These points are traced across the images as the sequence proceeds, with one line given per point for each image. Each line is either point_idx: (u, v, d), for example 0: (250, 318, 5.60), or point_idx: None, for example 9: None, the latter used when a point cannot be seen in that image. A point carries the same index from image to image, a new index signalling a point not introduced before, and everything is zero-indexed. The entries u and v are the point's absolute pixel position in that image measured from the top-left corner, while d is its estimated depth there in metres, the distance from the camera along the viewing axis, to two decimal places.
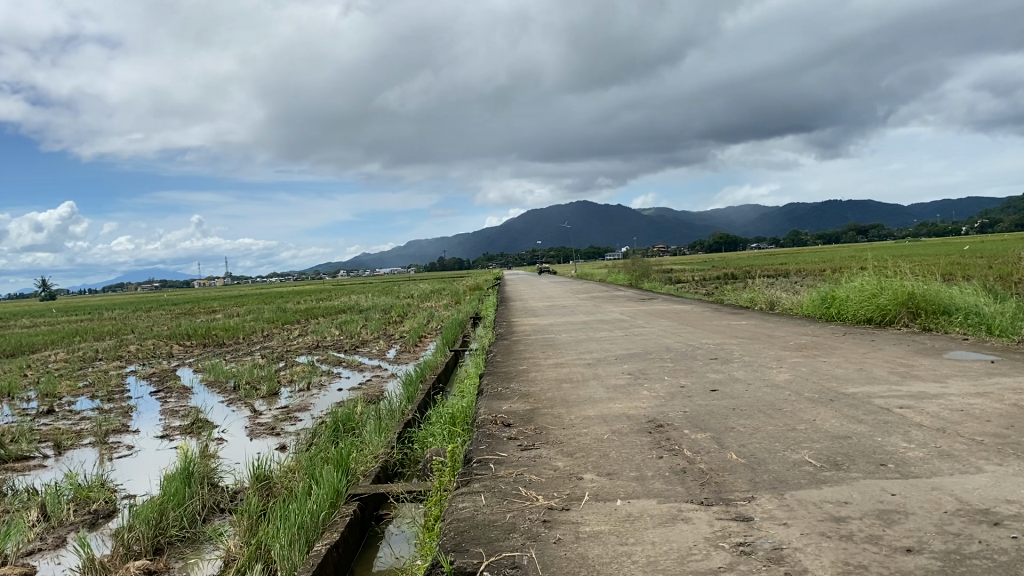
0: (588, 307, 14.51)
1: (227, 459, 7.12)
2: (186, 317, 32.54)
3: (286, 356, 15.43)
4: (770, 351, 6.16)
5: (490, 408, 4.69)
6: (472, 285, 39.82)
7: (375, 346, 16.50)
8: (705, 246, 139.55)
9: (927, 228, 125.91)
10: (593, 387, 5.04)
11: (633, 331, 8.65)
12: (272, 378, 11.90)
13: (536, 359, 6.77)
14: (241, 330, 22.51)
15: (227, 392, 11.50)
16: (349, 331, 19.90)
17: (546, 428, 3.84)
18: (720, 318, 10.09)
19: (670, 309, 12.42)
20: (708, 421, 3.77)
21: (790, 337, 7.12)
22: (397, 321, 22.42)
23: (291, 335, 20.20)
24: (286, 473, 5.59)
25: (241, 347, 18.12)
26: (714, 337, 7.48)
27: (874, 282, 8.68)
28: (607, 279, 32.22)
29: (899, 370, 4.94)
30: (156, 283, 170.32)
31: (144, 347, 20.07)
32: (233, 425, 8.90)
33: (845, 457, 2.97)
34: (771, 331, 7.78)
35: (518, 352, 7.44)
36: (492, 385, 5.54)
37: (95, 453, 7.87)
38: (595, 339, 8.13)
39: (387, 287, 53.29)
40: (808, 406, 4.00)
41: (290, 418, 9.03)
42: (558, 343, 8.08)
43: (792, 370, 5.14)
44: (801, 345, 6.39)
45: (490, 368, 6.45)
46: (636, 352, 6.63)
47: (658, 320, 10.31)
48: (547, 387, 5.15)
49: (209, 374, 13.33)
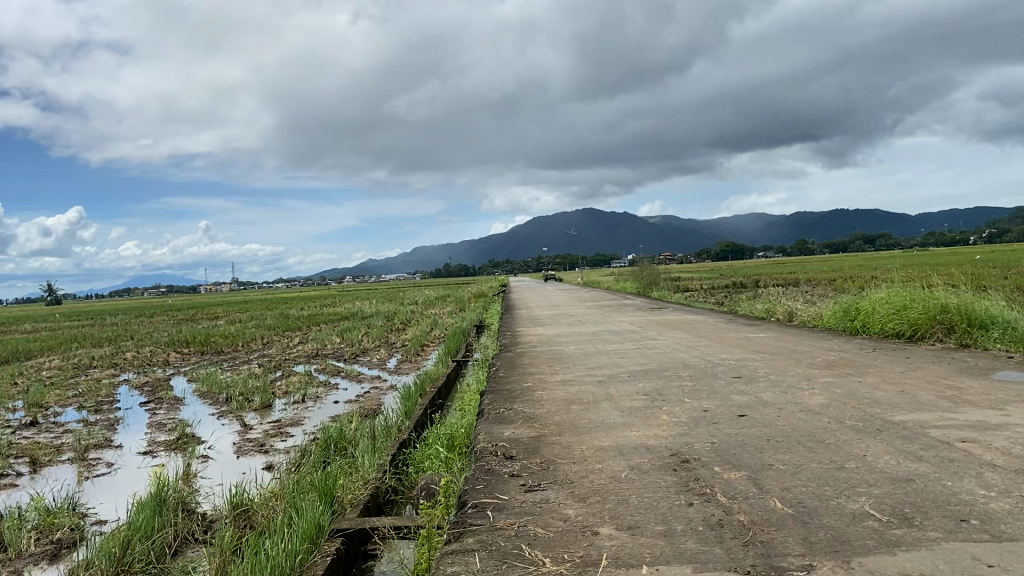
0: (595, 317, 13.95)
1: (209, 481, 6.64)
2: (187, 324, 32.13)
3: (283, 366, 14.95)
4: (797, 369, 5.63)
5: (490, 433, 4.19)
6: (478, 292, 39.35)
7: (376, 355, 16.01)
8: (711, 255, 138.99)
9: (936, 236, 124.99)
10: (606, 410, 4.54)
11: (645, 344, 8.11)
12: (266, 390, 11.45)
13: (541, 374, 6.26)
14: (241, 337, 22.08)
15: (219, 404, 11.03)
16: (350, 338, 19.43)
17: (553, 462, 3.35)
18: (736, 330, 9.54)
19: (682, 320, 11.86)
20: (741, 455, 3.26)
21: (816, 352, 6.58)
22: (399, 329, 21.92)
23: (290, 343, 19.77)
24: (267, 502, 5.09)
25: (238, 355, 17.67)
26: (733, 352, 6.94)
27: (901, 293, 8.13)
28: (615, 287, 31.70)
29: (948, 393, 4.41)
30: (161, 289, 170.87)
31: (141, 354, 19.66)
32: (221, 442, 8.41)
33: (915, 509, 2.46)
34: (794, 346, 7.24)
35: (522, 367, 6.93)
36: (493, 405, 5.05)
37: (72, 471, 7.42)
38: (605, 352, 7.61)
39: (392, 293, 52.94)
40: (853, 437, 3.48)
41: (281, 433, 8.56)
42: (565, 357, 7.56)
43: (826, 393, 4.61)
44: (830, 362, 5.85)
45: (492, 385, 5.95)
46: (650, 368, 6.10)
47: (669, 331, 9.79)
48: (554, 410, 4.65)
49: (203, 384, 12.91)
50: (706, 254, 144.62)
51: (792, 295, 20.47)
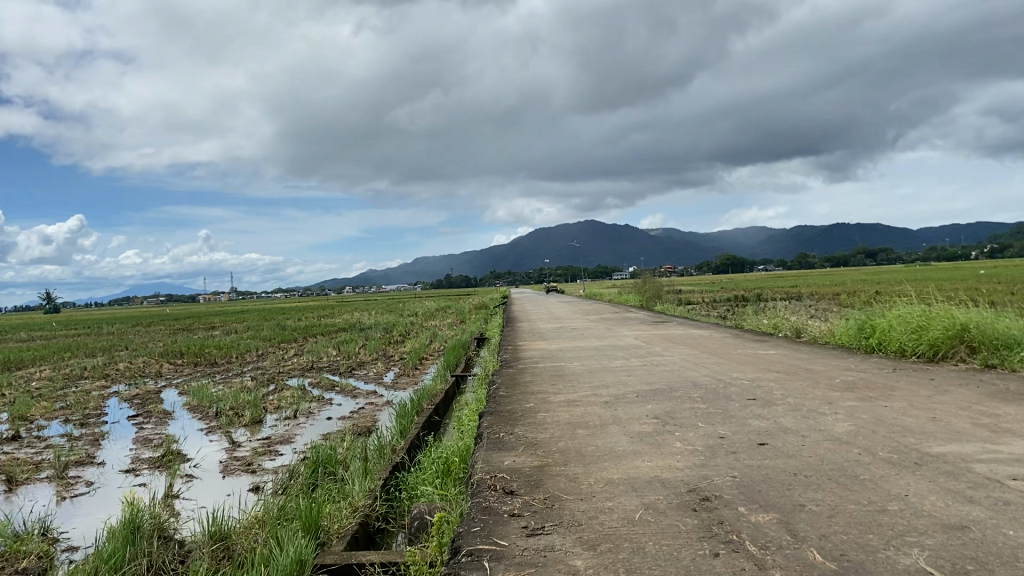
0: (598, 332, 13.57)
1: (191, 504, 6.29)
2: (183, 334, 31.76)
3: (277, 379, 14.60)
4: (816, 390, 5.29)
5: (488, 461, 3.85)
6: (479, 304, 38.98)
7: (372, 368, 15.64)
8: (712, 268, 138.79)
9: (936, 251, 124.72)
10: (614, 436, 4.21)
11: (651, 362, 7.75)
12: (257, 405, 11.10)
13: (542, 394, 5.91)
14: (236, 348, 21.71)
15: (209, 419, 10.67)
16: (347, 351, 19.07)
17: (558, 498, 3.01)
18: (744, 347, 9.19)
19: (687, 335, 11.51)
20: (767, 494, 2.93)
21: (833, 372, 6.23)
22: (398, 341, 21.52)
23: (285, 355, 19.42)
24: (248, 530, 4.75)
25: (233, 368, 17.31)
26: (744, 371, 6.58)
27: (919, 310, 7.79)
28: (617, 300, 31.36)
29: (984, 421, 4.07)
30: (160, 298, 170.54)
31: (134, 365, 19.28)
32: (207, 460, 8.06)
33: (978, 566, 2.13)
34: (807, 365, 6.89)
35: (523, 385, 6.58)
36: (493, 428, 4.71)
37: (50, 491, 7.07)
38: (609, 370, 7.26)
39: (392, 305, 52.60)
40: (890, 472, 3.14)
41: (270, 452, 8.20)
42: (567, 374, 7.20)
43: (851, 419, 4.28)
44: (849, 384, 5.50)
45: (491, 405, 5.61)
46: (658, 388, 5.76)
47: (675, 347, 9.44)
48: (558, 435, 4.31)
49: (194, 398, 12.56)
50: (706, 268, 144.33)
51: (798, 309, 20.08)
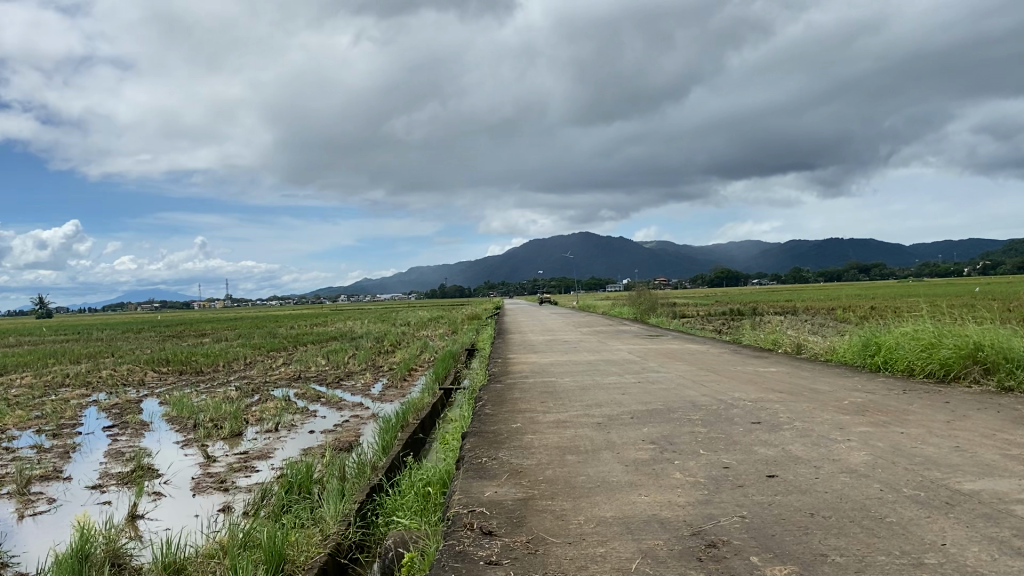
0: (591, 345, 13.20)
1: (155, 525, 5.89)
2: (172, 341, 31.27)
3: (261, 389, 14.17)
4: (826, 414, 4.92)
5: (467, 493, 3.46)
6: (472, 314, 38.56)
7: (360, 379, 15.22)
8: (707, 281, 138.73)
9: (930, 266, 124.73)
10: (608, 464, 3.83)
11: (647, 379, 7.37)
12: (237, 416, 10.69)
13: (531, 413, 5.53)
14: (223, 356, 21.27)
15: (186, 431, 10.25)
16: (336, 361, 18.64)
17: (543, 542, 2.64)
18: (743, 363, 8.82)
19: (684, 350, 11.14)
20: (783, 540, 2.56)
21: (840, 394, 5.87)
22: (387, 351, 21.10)
23: (272, 364, 18.97)
24: (208, 561, 4.35)
25: (217, 377, 16.85)
26: (745, 391, 6.21)
27: (926, 328, 7.45)
28: (611, 312, 31.01)
29: (1014, 451, 3.71)
30: (153, 304, 169.66)
31: (116, 373, 18.82)
32: (179, 476, 7.64)
33: None
34: (812, 385, 6.53)
35: (511, 402, 6.19)
36: (476, 452, 4.33)
37: (8, 508, 6.65)
38: (603, 387, 6.87)
39: (384, 314, 52.14)
40: (920, 514, 2.78)
41: (246, 468, 7.79)
42: (559, 391, 6.83)
43: (866, 448, 3.92)
44: (860, 407, 5.13)
45: (475, 424, 5.22)
46: (655, 409, 5.39)
47: (672, 363, 9.06)
48: (546, 462, 3.93)
49: (173, 408, 12.13)
50: (702, 281, 144.05)
51: (796, 324, 19.78)
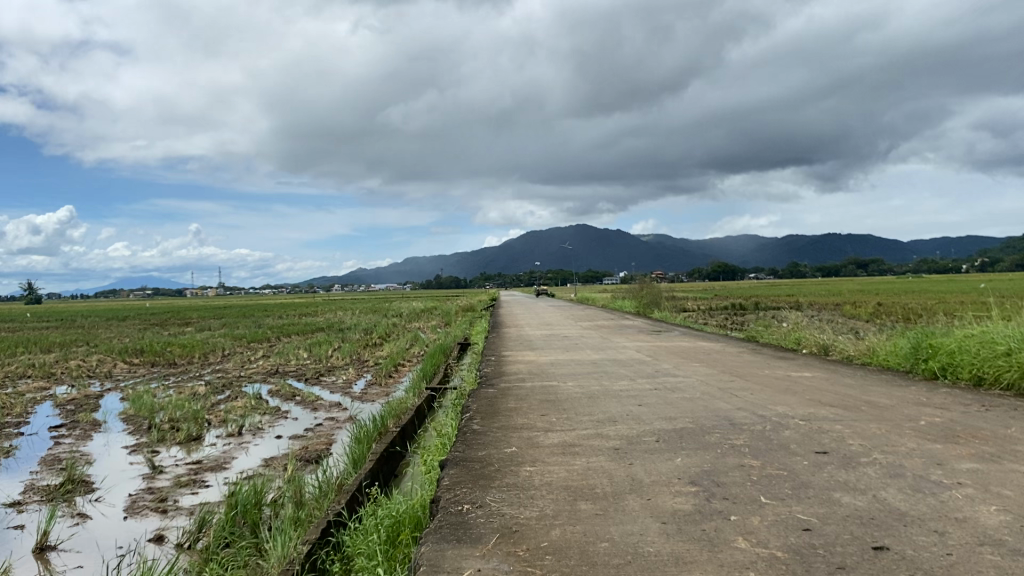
0: (593, 341, 12.16)
1: (67, 561, 4.79)
2: (152, 330, 29.90)
3: (233, 385, 13.03)
4: (908, 443, 3.85)
5: (436, 570, 2.37)
6: (467, 306, 37.36)
7: (342, 375, 14.08)
8: (702, 275, 138.06)
9: (926, 264, 123.79)
10: (637, 519, 2.75)
11: (665, 385, 6.29)
12: (197, 418, 9.58)
13: (529, 432, 4.44)
14: (200, 347, 20.06)
15: (139, 434, 9.12)
16: (319, 354, 17.48)
17: None
18: (769, 367, 7.77)
19: (696, 349, 10.08)
20: None
21: (907, 411, 4.81)
22: (375, 344, 19.95)
23: (252, 357, 17.81)
24: None
25: (190, 370, 15.68)
26: (789, 405, 5.16)
27: (993, 330, 6.41)
28: (610, 305, 29.98)
29: None
30: (144, 291, 168.11)
31: (84, 364, 17.60)
32: (114, 492, 6.51)
33: None
34: (866, 398, 5.47)
35: (505, 415, 5.11)
36: (457, 493, 3.23)
37: None
38: (614, 396, 5.80)
39: (377, 304, 51.02)
40: None
41: (194, 483, 6.71)
42: (561, 399, 5.76)
43: (993, 499, 2.84)
44: (947, 433, 4.07)
45: (459, 448, 4.13)
46: (684, 430, 4.33)
47: (688, 365, 7.99)
48: (552, 512, 2.86)
49: (132, 405, 11.01)
50: (697, 275, 143.10)
51: (808, 321, 18.78)
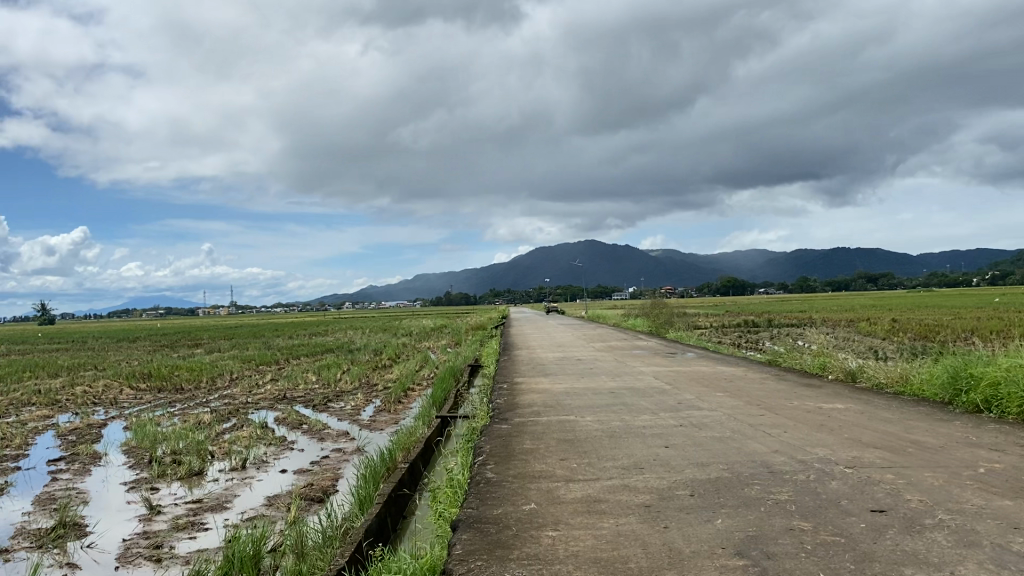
0: (608, 366, 11.77)
1: None
2: (161, 352, 29.70)
3: (239, 412, 12.67)
4: (975, 499, 3.45)
5: None
6: (478, 325, 36.97)
7: (351, 401, 13.71)
8: (713, 290, 137.44)
9: (939, 277, 122.73)
10: None
11: (692, 421, 5.88)
12: (200, 451, 9.23)
13: (549, 483, 4.04)
14: (208, 371, 19.73)
15: (139, 469, 8.76)
16: (327, 378, 17.11)
17: None
18: (796, 397, 7.35)
19: (717, 375, 9.66)
20: None
21: (961, 456, 4.40)
22: (384, 366, 19.57)
23: (259, 381, 17.46)
24: None
25: (196, 396, 15.33)
26: (829, 447, 4.75)
27: None
28: (623, 324, 29.57)
29: None
30: (155, 310, 168.74)
31: (90, 390, 17.30)
32: (107, 538, 6.13)
33: None
34: (911, 437, 5.06)
35: (523, 459, 4.73)
36: (472, 568, 2.83)
37: None
38: (638, 434, 5.41)
39: (387, 323, 50.69)
40: None
41: (192, 526, 6.33)
42: (582, 439, 5.37)
43: None
44: (1015, 485, 3.66)
45: (472, 505, 3.74)
46: (720, 481, 3.93)
47: (712, 395, 7.57)
48: None
49: (134, 436, 10.66)
50: (709, 291, 142.36)
51: (828, 340, 18.31)
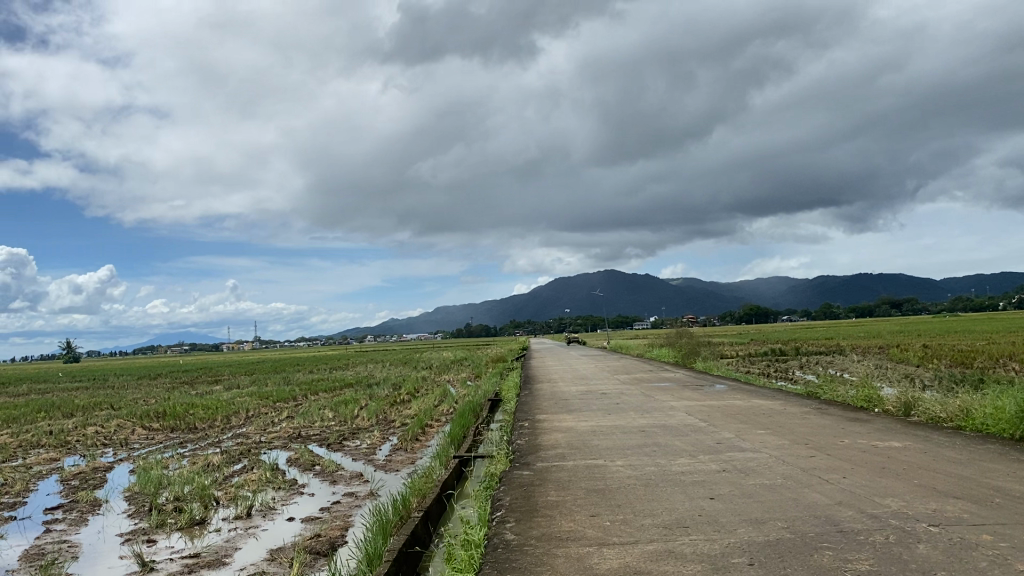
0: (636, 400, 11.11)
1: None
2: (180, 390, 29.28)
3: (250, 453, 12.12)
4: None
5: None
6: (499, 357, 36.26)
7: (366, 439, 13.12)
8: (736, 318, 135.91)
9: (967, 301, 120.42)
10: None
11: (737, 466, 5.23)
12: (204, 497, 8.69)
13: (580, 547, 3.43)
14: (223, 409, 19.21)
15: (138, 517, 8.22)
16: (344, 415, 16.54)
17: None
18: (848, 434, 6.65)
19: (754, 410, 8.96)
20: None
21: None
22: (403, 401, 18.96)
23: (274, 418, 16.95)
24: None
25: (208, 436, 14.79)
26: (901, 497, 4.11)
27: None
28: (648, 354, 28.81)
29: None
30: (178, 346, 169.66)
31: (102, 431, 16.83)
32: None
33: None
34: (994, 485, 4.38)
35: (550, 516, 4.12)
36: None
37: None
38: (679, 482, 4.78)
39: (410, 356, 50.07)
40: None
41: None
42: (615, 488, 4.75)
43: None
44: None
45: None
46: (784, 544, 3.31)
47: (754, 433, 6.90)
48: None
49: (139, 480, 10.15)
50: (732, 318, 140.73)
51: (864, 368, 17.46)
